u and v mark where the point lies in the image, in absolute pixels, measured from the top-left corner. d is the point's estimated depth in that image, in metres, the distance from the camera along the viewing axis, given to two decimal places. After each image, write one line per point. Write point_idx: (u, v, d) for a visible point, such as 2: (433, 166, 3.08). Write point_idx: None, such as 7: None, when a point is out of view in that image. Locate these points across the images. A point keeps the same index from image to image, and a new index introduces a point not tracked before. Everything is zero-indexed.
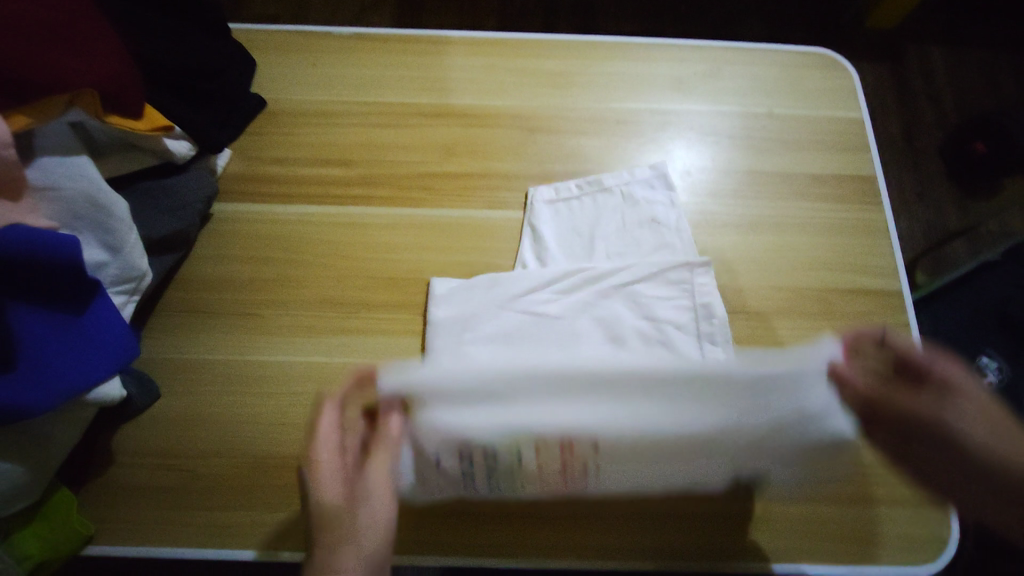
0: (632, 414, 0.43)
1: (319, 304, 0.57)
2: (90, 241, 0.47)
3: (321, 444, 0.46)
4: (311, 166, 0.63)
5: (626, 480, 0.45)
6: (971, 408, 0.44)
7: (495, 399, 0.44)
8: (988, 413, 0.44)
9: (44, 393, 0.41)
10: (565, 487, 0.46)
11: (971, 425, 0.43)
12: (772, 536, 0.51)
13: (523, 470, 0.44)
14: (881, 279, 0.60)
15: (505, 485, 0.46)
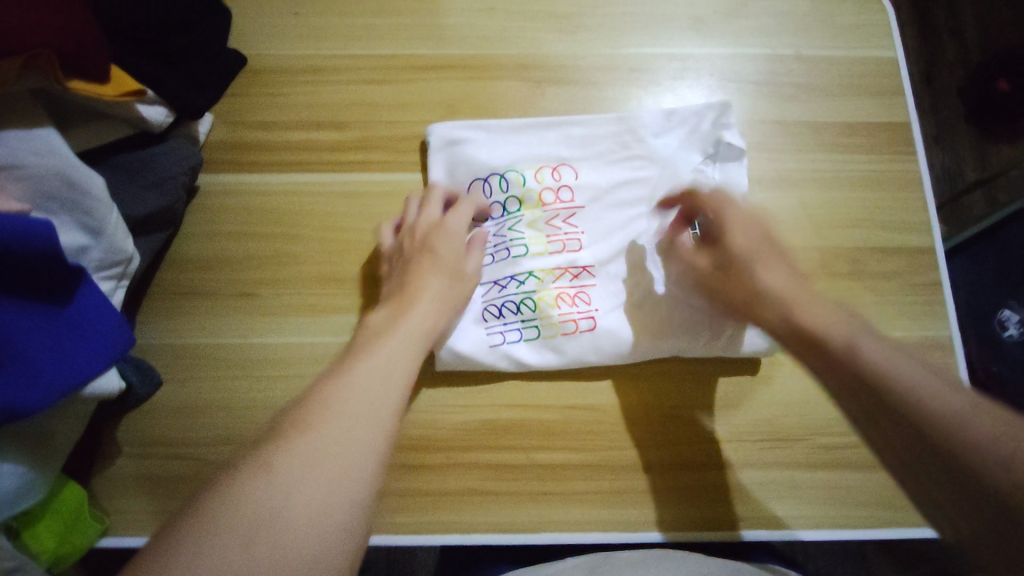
0: (603, 134, 0.56)
1: (320, 281, 0.54)
2: (67, 223, 0.43)
3: (436, 224, 0.51)
4: (301, 130, 0.58)
5: (609, 240, 0.54)
6: (746, 219, 0.47)
7: (508, 133, 0.56)
8: (762, 236, 0.47)
9: (39, 396, 0.38)
10: (561, 242, 0.54)
11: (769, 267, 0.45)
12: (793, 504, 0.50)
13: (526, 217, 0.54)
14: (911, 236, 0.56)
15: (515, 232, 0.53)
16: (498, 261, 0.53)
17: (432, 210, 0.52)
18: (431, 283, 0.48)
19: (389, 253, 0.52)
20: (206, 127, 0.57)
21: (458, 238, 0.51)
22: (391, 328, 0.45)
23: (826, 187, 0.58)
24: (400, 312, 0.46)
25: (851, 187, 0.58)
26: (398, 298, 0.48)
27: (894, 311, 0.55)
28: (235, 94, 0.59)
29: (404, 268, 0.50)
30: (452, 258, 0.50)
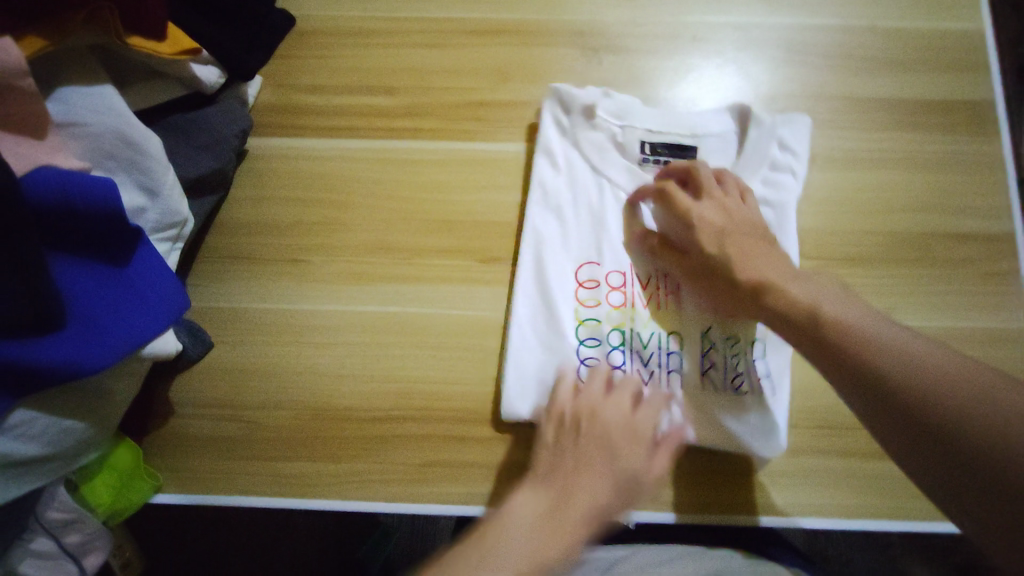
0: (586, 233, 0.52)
1: (369, 250, 0.53)
2: (127, 182, 0.42)
3: (621, 421, 0.43)
4: (350, 96, 0.57)
5: None
6: (720, 215, 0.48)
7: (517, 337, 0.49)
8: (742, 226, 0.47)
9: (102, 354, 0.39)
10: (660, 294, 0.51)
11: (756, 254, 0.45)
12: (854, 495, 0.48)
13: (635, 328, 0.50)
14: (986, 221, 0.54)
15: (651, 340, 0.50)
16: (671, 376, 0.49)
17: (619, 393, 0.44)
18: (600, 488, 0.40)
19: (561, 421, 0.44)
20: (255, 90, 0.56)
21: (643, 442, 0.42)
22: (545, 536, 0.37)
23: (894, 167, 0.55)
24: (553, 507, 0.39)
25: (922, 168, 0.55)
26: (559, 489, 0.40)
27: (970, 300, 0.52)
28: (285, 57, 0.58)
29: (566, 470, 0.41)
30: (635, 465, 0.41)
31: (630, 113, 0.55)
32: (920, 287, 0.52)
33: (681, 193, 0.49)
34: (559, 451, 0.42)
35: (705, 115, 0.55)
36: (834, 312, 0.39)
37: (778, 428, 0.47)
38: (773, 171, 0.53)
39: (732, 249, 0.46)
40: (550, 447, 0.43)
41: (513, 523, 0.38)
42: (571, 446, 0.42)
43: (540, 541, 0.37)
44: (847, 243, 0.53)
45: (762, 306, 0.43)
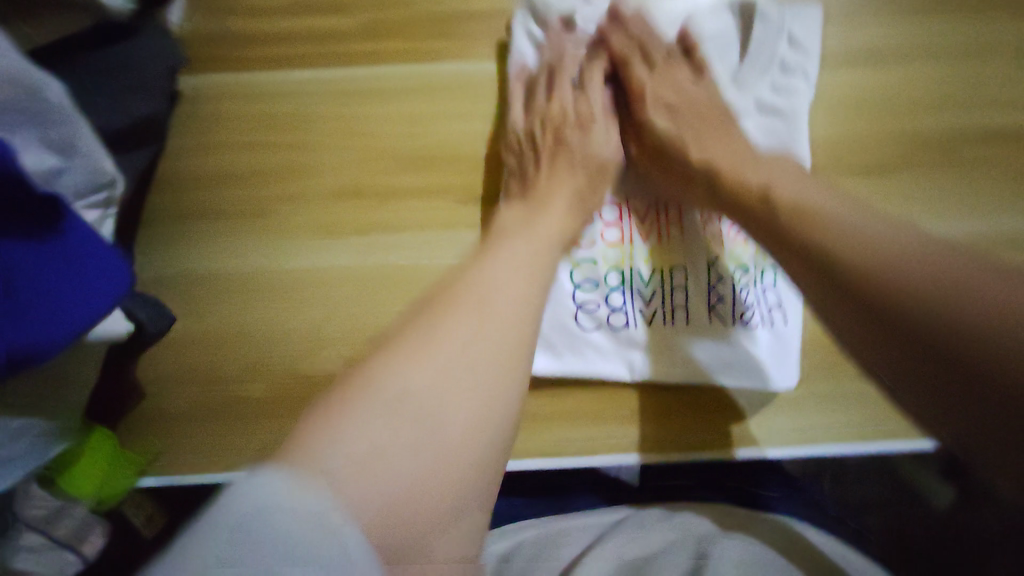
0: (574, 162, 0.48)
1: (337, 197, 0.47)
2: (33, 140, 0.36)
3: (571, 109, 0.48)
4: (296, 17, 0.49)
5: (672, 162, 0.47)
6: (673, 90, 0.47)
7: None
8: (696, 101, 0.47)
9: (49, 341, 0.35)
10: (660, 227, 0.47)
11: (707, 133, 0.44)
12: (876, 420, 0.46)
13: (635, 265, 0.47)
14: (1019, 114, 0.48)
15: (653, 278, 0.46)
16: (676, 313, 0.46)
17: (562, 91, 0.48)
18: (571, 179, 0.46)
19: (519, 142, 0.47)
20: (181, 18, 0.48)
21: (595, 126, 0.48)
22: (535, 220, 0.42)
23: (916, 60, 0.49)
24: (533, 210, 0.43)
25: (947, 59, 0.49)
26: (534, 195, 0.44)
27: (1000, 203, 0.47)
28: None
29: (537, 160, 0.47)
30: (592, 145, 0.48)
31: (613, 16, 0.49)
32: (946, 194, 0.47)
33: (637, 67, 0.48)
34: (527, 166, 0.46)
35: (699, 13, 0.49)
36: (804, 200, 0.36)
37: (792, 356, 0.45)
38: (784, 75, 0.47)
39: (684, 130, 0.45)
40: (517, 168, 0.46)
41: (509, 224, 0.41)
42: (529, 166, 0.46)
43: (535, 229, 0.41)
44: (866, 150, 0.48)
45: (711, 186, 0.42)
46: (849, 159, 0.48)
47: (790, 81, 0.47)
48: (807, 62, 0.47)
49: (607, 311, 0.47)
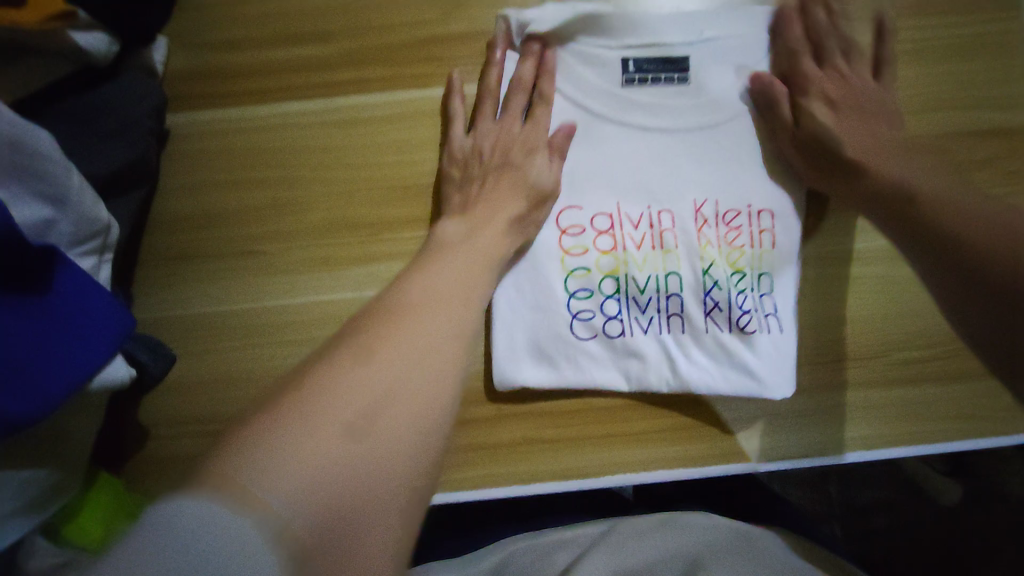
0: (601, 167, 0.47)
1: (332, 229, 0.47)
2: (22, 194, 0.35)
3: (518, 137, 0.47)
4: (279, 48, 0.48)
5: (670, 170, 0.47)
6: (840, 88, 0.47)
7: (507, 302, 0.46)
8: (862, 98, 0.46)
9: (44, 400, 0.34)
10: (656, 235, 0.47)
11: (863, 131, 0.45)
12: (881, 428, 0.46)
13: (629, 273, 0.46)
14: (1011, 113, 0.48)
15: (648, 284, 0.46)
16: (672, 320, 0.46)
17: (513, 115, 0.47)
18: (511, 204, 0.45)
19: (463, 159, 0.46)
20: (162, 54, 0.47)
21: (542, 152, 0.47)
22: (473, 239, 0.42)
23: (907, 63, 0.49)
24: (474, 227, 0.43)
25: (938, 60, 0.49)
26: (476, 212, 0.44)
27: None
28: (191, 8, 0.48)
29: (482, 178, 0.46)
30: (537, 171, 0.46)
31: (610, 26, 0.47)
32: None
33: (807, 57, 0.47)
34: (469, 183, 0.46)
35: (698, 17, 0.47)
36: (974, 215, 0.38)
37: (788, 365, 0.45)
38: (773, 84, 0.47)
39: (843, 125, 0.45)
40: (460, 181, 0.46)
41: (452, 241, 0.41)
42: (478, 182, 0.46)
43: (477, 244, 0.42)
44: None
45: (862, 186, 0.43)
46: None
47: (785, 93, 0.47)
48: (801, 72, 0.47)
49: (603, 319, 0.46)
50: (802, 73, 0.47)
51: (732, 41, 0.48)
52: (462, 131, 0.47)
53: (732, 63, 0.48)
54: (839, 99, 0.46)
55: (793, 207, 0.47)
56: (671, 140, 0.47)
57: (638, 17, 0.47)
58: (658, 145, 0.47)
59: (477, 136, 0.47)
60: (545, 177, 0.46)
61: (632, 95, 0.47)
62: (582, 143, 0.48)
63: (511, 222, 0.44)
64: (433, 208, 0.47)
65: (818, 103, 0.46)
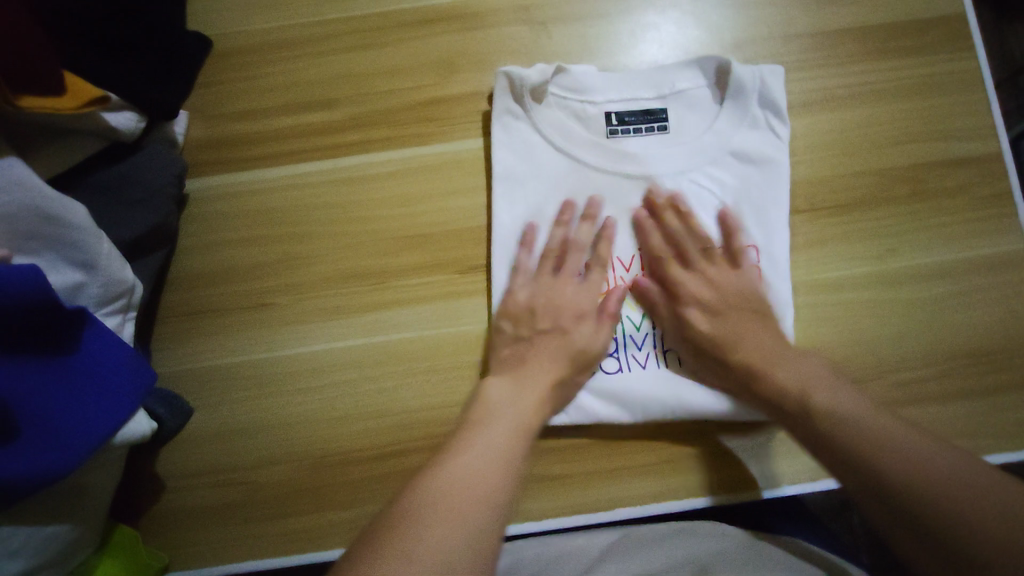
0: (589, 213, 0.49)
1: (341, 280, 0.49)
2: (55, 260, 0.38)
3: (571, 299, 0.47)
4: (289, 115, 0.52)
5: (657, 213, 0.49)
6: (711, 289, 0.47)
7: None
8: (719, 300, 0.47)
9: (69, 455, 0.35)
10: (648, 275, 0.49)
11: (748, 337, 0.45)
12: None
13: (624, 311, 0.48)
14: (974, 143, 0.51)
15: (644, 321, 0.48)
16: (669, 354, 0.48)
17: (570, 273, 0.48)
18: (557, 370, 0.45)
19: (518, 312, 0.47)
20: (183, 126, 0.51)
21: (594, 319, 0.47)
22: (518, 400, 0.43)
23: (873, 101, 0.52)
24: (518, 393, 0.43)
25: (902, 97, 0.52)
26: (525, 373, 0.45)
27: (967, 229, 0.50)
28: (207, 84, 0.53)
29: (532, 339, 0.46)
30: (582, 339, 0.46)
31: (589, 85, 0.51)
32: (915, 225, 0.50)
33: (672, 262, 0.48)
34: (519, 342, 0.46)
35: (671, 70, 0.51)
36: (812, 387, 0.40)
37: None
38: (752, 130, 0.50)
39: (730, 337, 0.45)
40: (510, 336, 0.46)
41: (496, 407, 0.42)
42: (529, 337, 0.46)
43: (520, 413, 0.42)
44: (836, 192, 0.51)
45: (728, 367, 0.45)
46: (820, 200, 0.51)
47: (763, 136, 0.49)
48: (780, 116, 0.49)
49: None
50: (777, 114, 0.49)
51: (708, 90, 0.51)
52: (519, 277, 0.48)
53: (711, 111, 0.50)
54: (711, 305, 0.47)
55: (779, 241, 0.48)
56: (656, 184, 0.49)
57: (614, 75, 0.51)
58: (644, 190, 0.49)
59: (532, 288, 0.48)
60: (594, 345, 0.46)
61: (615, 145, 0.50)
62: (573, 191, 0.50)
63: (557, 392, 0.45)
64: (453, 290, 0.49)
65: (697, 310, 0.47)
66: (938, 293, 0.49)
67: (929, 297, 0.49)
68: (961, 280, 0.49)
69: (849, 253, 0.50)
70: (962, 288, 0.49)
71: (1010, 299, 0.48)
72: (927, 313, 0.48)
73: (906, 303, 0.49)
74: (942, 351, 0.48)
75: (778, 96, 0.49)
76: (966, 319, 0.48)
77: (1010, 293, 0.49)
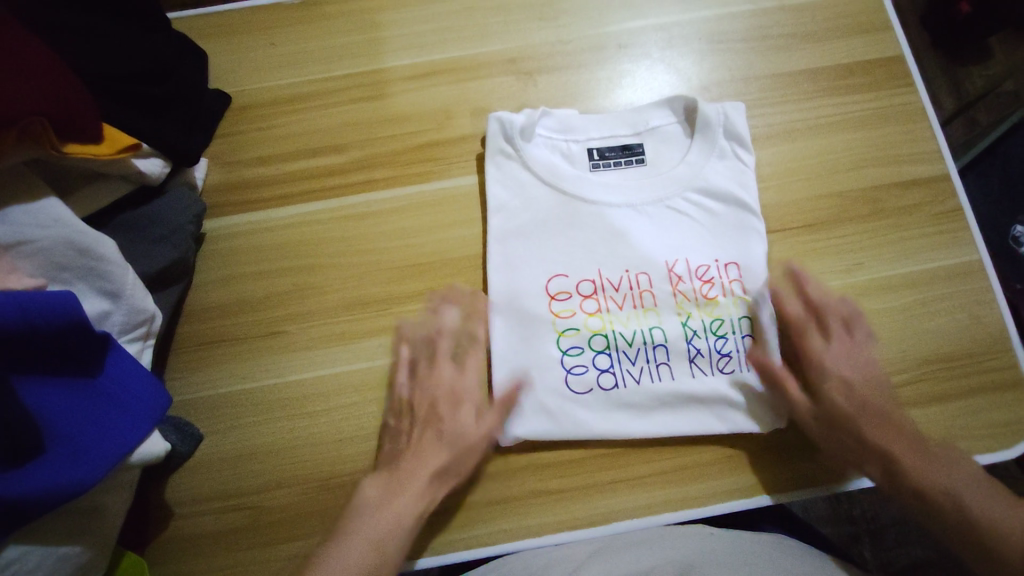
0: (578, 240, 0.53)
1: (347, 308, 0.52)
2: (86, 291, 0.41)
3: (447, 385, 0.49)
4: (298, 160, 0.57)
5: (642, 238, 0.53)
6: (849, 363, 0.49)
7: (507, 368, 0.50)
8: (869, 380, 0.48)
9: (87, 473, 0.37)
10: (637, 295, 0.52)
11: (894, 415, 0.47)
12: None
13: (615, 330, 0.51)
14: (922, 165, 0.56)
15: (635, 338, 0.51)
16: (661, 368, 0.50)
17: (444, 361, 0.50)
18: (437, 457, 0.47)
19: (396, 407, 0.49)
20: (201, 172, 0.56)
21: (468, 403, 0.49)
22: (404, 489, 0.45)
23: (829, 132, 0.57)
24: (393, 485, 0.45)
25: (854, 128, 0.57)
26: (405, 466, 0.46)
27: (924, 242, 0.54)
28: (225, 135, 0.58)
29: (410, 430, 0.48)
30: (458, 425, 0.48)
31: (572, 125, 0.56)
32: (878, 241, 0.54)
33: (813, 336, 0.51)
34: (400, 435, 0.48)
35: (646, 110, 0.56)
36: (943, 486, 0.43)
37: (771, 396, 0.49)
38: (722, 159, 0.54)
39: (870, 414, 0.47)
40: (393, 432, 0.48)
41: (370, 504, 0.44)
42: (408, 429, 0.48)
43: (393, 504, 0.44)
44: (804, 214, 0.55)
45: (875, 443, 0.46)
46: (790, 221, 0.55)
47: (730, 164, 0.54)
48: (743, 145, 0.54)
49: (596, 373, 0.50)
50: (742, 144, 0.55)
51: (679, 125, 0.56)
52: (398, 366, 0.50)
53: (683, 144, 0.55)
54: (839, 381, 0.48)
55: (754, 259, 0.52)
56: (640, 210, 0.54)
57: (595, 116, 0.56)
58: (628, 216, 0.54)
59: (413, 380, 0.50)
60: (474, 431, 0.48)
61: (599, 178, 0.55)
62: (565, 221, 0.53)
63: (437, 477, 0.46)
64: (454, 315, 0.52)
65: (838, 385, 0.48)
66: (905, 302, 0.52)
67: (898, 306, 0.52)
68: (924, 290, 0.52)
69: (821, 268, 0.53)
70: (926, 297, 0.52)
71: (970, 305, 0.52)
72: (897, 321, 0.52)
73: (877, 312, 0.52)
74: (915, 355, 0.51)
75: (743, 128, 0.55)
76: (933, 325, 0.51)
77: (972, 300, 0.52)
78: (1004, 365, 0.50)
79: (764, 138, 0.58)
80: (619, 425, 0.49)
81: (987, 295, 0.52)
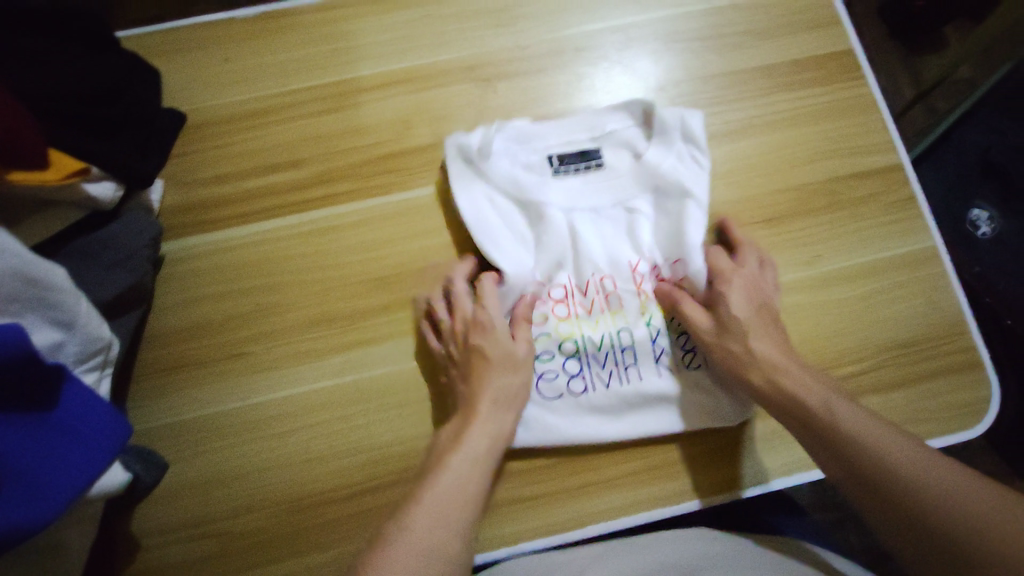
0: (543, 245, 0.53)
1: (312, 325, 0.52)
2: (37, 322, 0.40)
3: (472, 318, 0.50)
4: (257, 177, 0.56)
5: (603, 242, 0.53)
6: (754, 284, 0.51)
7: None
8: (770, 307, 0.50)
9: (44, 510, 0.36)
10: (602, 298, 0.52)
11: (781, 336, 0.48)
12: None
13: (584, 333, 0.51)
14: (875, 157, 0.57)
15: (603, 340, 0.51)
16: (629, 370, 0.50)
17: (462, 302, 0.51)
18: (495, 381, 0.47)
19: (440, 360, 0.50)
20: (157, 194, 0.55)
21: (499, 325, 0.49)
22: (473, 427, 0.45)
23: (786, 127, 0.58)
24: (461, 429, 0.45)
25: (809, 123, 0.59)
26: (466, 408, 0.46)
27: (880, 232, 0.55)
28: (181, 154, 0.57)
29: (460, 370, 0.49)
30: (501, 347, 0.48)
31: (531, 132, 0.56)
32: (835, 232, 0.55)
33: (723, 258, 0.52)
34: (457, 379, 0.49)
35: (604, 113, 0.56)
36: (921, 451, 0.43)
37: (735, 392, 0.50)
38: (680, 160, 0.55)
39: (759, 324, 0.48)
40: (450, 385, 0.49)
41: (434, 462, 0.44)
42: (460, 373, 0.49)
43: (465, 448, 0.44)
44: (763, 210, 0.56)
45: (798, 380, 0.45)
46: (749, 217, 0.56)
47: (687, 165, 0.55)
48: (699, 147, 0.55)
49: (566, 378, 0.50)
50: (699, 146, 0.55)
51: (637, 128, 0.56)
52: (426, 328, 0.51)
53: (641, 146, 0.56)
54: (752, 300, 0.49)
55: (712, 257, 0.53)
56: (600, 214, 0.54)
57: (553, 122, 0.56)
58: (588, 221, 0.54)
59: (446, 328, 0.51)
60: (517, 348, 0.49)
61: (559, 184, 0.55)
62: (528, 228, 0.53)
63: (498, 402, 0.47)
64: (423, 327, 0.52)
65: (736, 292, 0.50)
66: (864, 292, 0.53)
67: (857, 295, 0.53)
68: (882, 278, 0.54)
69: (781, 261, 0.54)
70: (884, 285, 0.53)
71: (926, 292, 0.53)
72: (857, 310, 0.53)
73: (837, 303, 0.53)
74: (875, 343, 0.52)
75: (699, 130, 0.55)
76: (892, 313, 0.53)
77: (928, 287, 0.53)
78: (960, 349, 0.52)
79: (722, 136, 0.58)
80: (591, 428, 0.49)
81: (942, 280, 0.54)
